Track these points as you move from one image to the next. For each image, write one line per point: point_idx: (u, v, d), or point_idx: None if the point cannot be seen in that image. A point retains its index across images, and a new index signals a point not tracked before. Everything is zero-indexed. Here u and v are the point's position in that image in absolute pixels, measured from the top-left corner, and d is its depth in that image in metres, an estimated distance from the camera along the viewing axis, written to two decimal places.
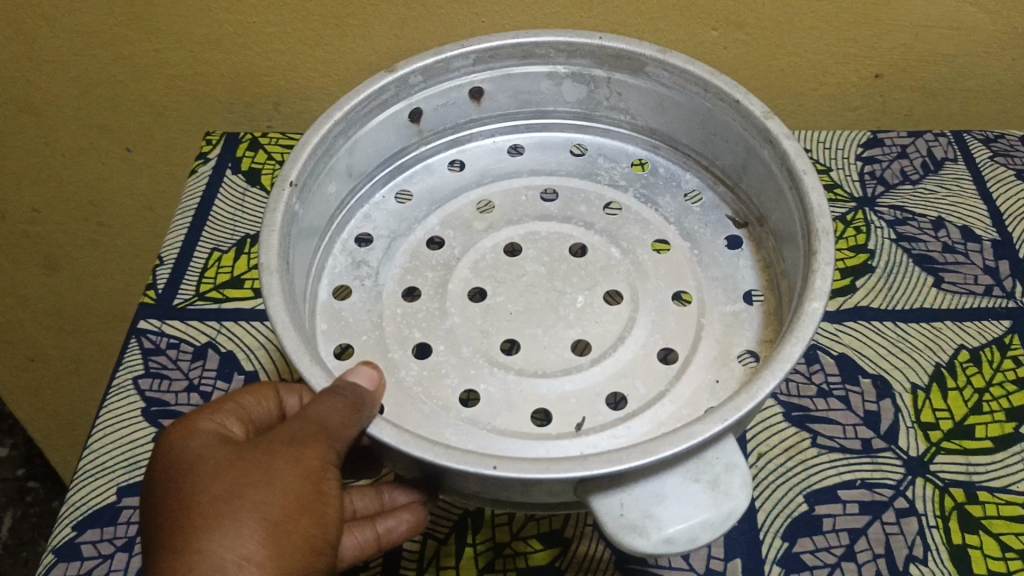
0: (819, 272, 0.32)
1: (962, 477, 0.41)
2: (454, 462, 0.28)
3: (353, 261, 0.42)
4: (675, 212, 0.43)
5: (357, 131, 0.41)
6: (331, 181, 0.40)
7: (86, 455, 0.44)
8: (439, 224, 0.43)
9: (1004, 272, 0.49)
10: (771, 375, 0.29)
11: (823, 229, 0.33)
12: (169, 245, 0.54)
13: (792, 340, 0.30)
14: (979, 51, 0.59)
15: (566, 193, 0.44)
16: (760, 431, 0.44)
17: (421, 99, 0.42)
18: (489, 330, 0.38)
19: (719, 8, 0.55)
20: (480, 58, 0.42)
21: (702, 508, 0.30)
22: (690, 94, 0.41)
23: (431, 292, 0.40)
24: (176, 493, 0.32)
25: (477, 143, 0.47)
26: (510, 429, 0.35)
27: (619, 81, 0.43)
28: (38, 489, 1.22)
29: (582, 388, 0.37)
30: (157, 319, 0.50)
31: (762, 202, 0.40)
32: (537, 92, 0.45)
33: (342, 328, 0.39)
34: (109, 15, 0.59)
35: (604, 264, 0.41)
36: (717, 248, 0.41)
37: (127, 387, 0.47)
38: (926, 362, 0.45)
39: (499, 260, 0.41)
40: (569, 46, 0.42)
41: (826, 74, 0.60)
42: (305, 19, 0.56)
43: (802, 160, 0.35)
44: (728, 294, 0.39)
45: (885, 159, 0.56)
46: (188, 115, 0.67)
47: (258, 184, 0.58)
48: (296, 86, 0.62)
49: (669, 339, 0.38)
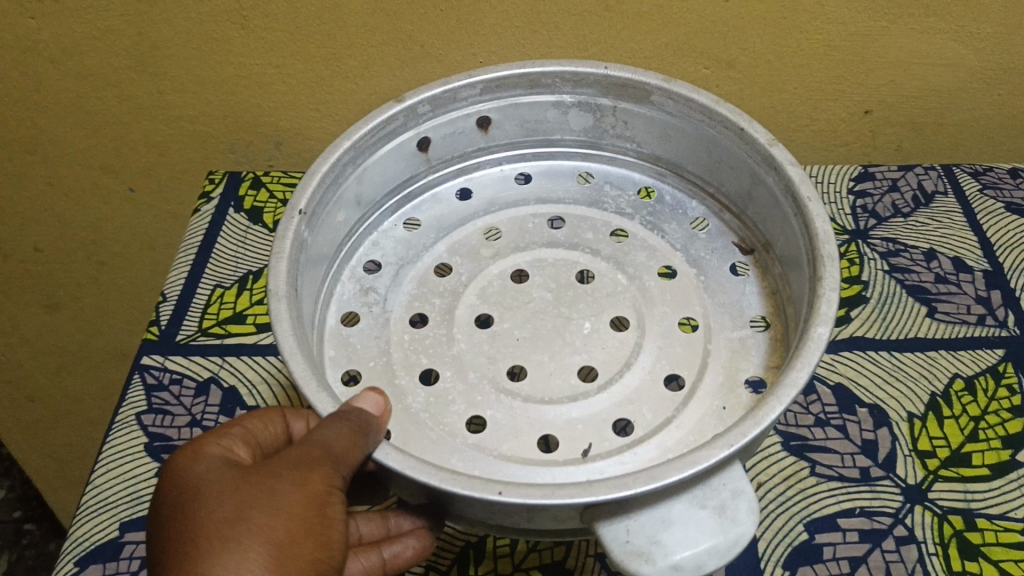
0: (825, 298, 0.32)
1: (960, 505, 0.41)
2: (460, 487, 0.28)
3: (362, 288, 0.43)
4: (681, 239, 0.44)
5: (365, 160, 0.42)
6: (340, 210, 0.41)
7: (88, 491, 0.45)
8: (447, 251, 0.44)
9: (996, 301, 0.50)
10: (777, 401, 0.30)
11: (829, 254, 0.34)
12: (172, 283, 0.54)
13: (797, 365, 0.30)
14: (966, 87, 0.60)
15: (572, 221, 0.45)
16: (760, 460, 0.44)
17: (429, 127, 0.43)
18: (496, 356, 0.39)
19: (710, 47, 0.56)
20: (486, 88, 0.43)
21: (709, 534, 0.30)
22: (695, 121, 0.42)
23: (438, 318, 0.41)
24: (184, 518, 0.32)
25: (485, 169, 0.48)
26: (515, 455, 0.36)
27: (625, 110, 0.44)
28: (34, 531, 1.21)
29: (588, 415, 0.37)
30: (160, 354, 0.50)
31: (768, 227, 0.41)
32: (543, 121, 0.46)
33: (350, 354, 0.40)
34: (113, 57, 0.60)
35: (610, 290, 0.41)
36: (723, 274, 0.42)
37: (131, 423, 0.47)
38: (922, 391, 0.46)
39: (506, 286, 0.42)
40: (575, 75, 0.43)
41: (816, 111, 0.62)
42: (306, 60, 0.58)
43: (807, 187, 0.36)
44: (734, 320, 0.40)
45: (876, 192, 0.58)
46: (190, 155, 0.68)
47: (260, 222, 0.58)
48: (298, 126, 0.63)
49: (676, 364, 0.38)
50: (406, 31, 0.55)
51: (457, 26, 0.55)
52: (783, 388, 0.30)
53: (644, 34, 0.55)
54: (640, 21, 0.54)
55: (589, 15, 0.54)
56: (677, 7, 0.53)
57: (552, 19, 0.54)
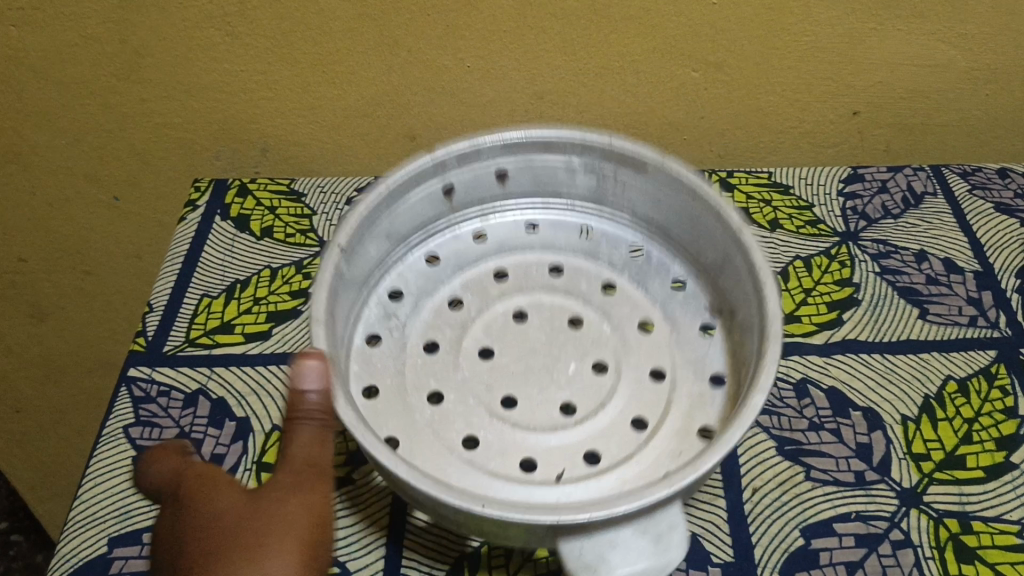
0: (766, 368, 0.33)
1: (955, 507, 0.41)
2: (448, 497, 0.29)
3: (385, 314, 0.42)
4: (660, 296, 0.43)
5: (397, 202, 0.41)
6: (373, 243, 0.41)
7: (75, 506, 0.44)
8: (461, 286, 0.44)
9: (988, 303, 0.50)
10: (707, 460, 0.30)
11: (773, 334, 0.34)
12: (158, 293, 0.54)
13: (733, 427, 0.31)
14: (953, 87, 0.60)
15: (569, 269, 0.45)
16: (755, 466, 0.43)
17: (456, 176, 0.43)
18: (494, 385, 0.39)
19: (697, 49, 0.56)
20: (507, 146, 0.43)
21: (644, 560, 0.31)
22: (682, 194, 0.41)
23: (449, 346, 0.41)
24: (196, 529, 0.35)
25: (504, 213, 0.46)
26: (503, 473, 0.36)
27: (625, 177, 0.43)
28: (21, 543, 1.20)
29: (564, 445, 0.37)
30: (148, 366, 0.50)
31: (736, 296, 0.40)
32: (553, 179, 0.45)
33: (371, 371, 0.40)
34: (97, 64, 0.59)
35: (595, 337, 0.41)
36: (694, 332, 0.41)
37: (118, 436, 0.46)
38: (915, 394, 0.46)
39: (507, 326, 0.42)
40: (583, 140, 0.42)
41: (806, 112, 0.61)
42: (293, 65, 0.57)
43: (767, 267, 0.36)
44: (696, 373, 0.39)
45: (866, 194, 0.58)
46: (175, 163, 0.67)
47: (247, 229, 0.58)
48: (284, 132, 0.63)
49: (642, 408, 0.38)
50: (393, 36, 0.55)
51: (446, 30, 0.54)
52: (717, 445, 0.31)
53: (631, 37, 0.55)
54: (627, 24, 0.54)
55: (575, 18, 0.54)
56: (665, 8, 0.53)
57: (539, 23, 0.54)
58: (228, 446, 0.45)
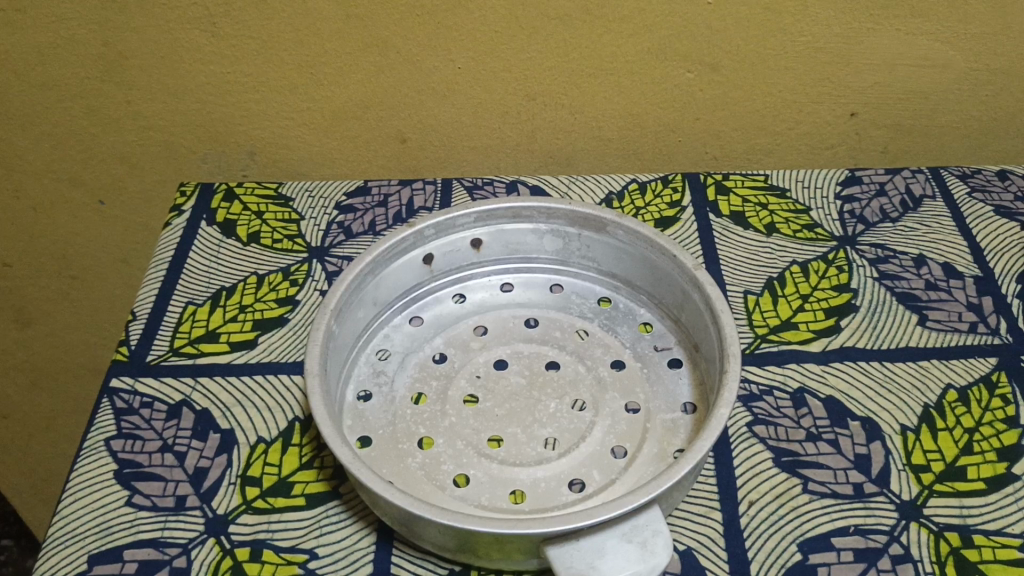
0: (728, 386, 0.37)
1: (956, 520, 0.40)
2: (449, 519, 0.34)
3: (374, 371, 0.45)
4: (630, 340, 0.47)
5: (382, 271, 0.45)
6: (360, 308, 0.45)
7: (55, 522, 0.42)
8: (444, 343, 0.47)
9: (988, 308, 0.49)
10: (684, 462, 0.35)
11: (733, 352, 0.39)
12: (143, 300, 0.53)
13: (701, 437, 0.36)
14: (953, 88, 0.59)
15: (545, 321, 0.48)
16: (750, 478, 0.42)
17: (434, 247, 0.47)
18: (480, 428, 0.42)
19: (691, 50, 0.55)
20: (480, 216, 0.47)
21: (632, 563, 0.34)
22: (641, 247, 0.46)
23: (434, 397, 0.44)
24: None
25: (478, 278, 0.50)
26: (492, 505, 0.39)
27: (588, 239, 0.48)
28: (13, 547, 1.20)
29: (551, 474, 0.40)
30: (130, 377, 0.48)
31: (698, 336, 0.44)
32: (524, 243, 0.49)
33: (364, 424, 0.43)
34: (80, 66, 0.58)
35: (572, 378, 0.44)
36: (662, 367, 0.45)
37: (100, 449, 0.45)
38: (915, 403, 0.45)
39: (489, 374, 0.45)
40: (548, 209, 0.47)
41: (803, 113, 0.60)
42: (280, 67, 0.56)
43: (722, 302, 0.41)
44: (668, 404, 0.43)
45: (864, 197, 0.57)
46: (160, 168, 0.66)
47: (233, 235, 0.57)
48: (270, 135, 0.61)
49: (620, 438, 0.42)
50: (383, 37, 0.54)
51: (437, 31, 0.53)
52: (690, 452, 0.35)
53: (625, 38, 0.54)
54: (620, 24, 0.53)
55: (567, 17, 0.53)
56: (658, 9, 0.52)
57: (531, 23, 0.53)
58: (212, 459, 0.44)
